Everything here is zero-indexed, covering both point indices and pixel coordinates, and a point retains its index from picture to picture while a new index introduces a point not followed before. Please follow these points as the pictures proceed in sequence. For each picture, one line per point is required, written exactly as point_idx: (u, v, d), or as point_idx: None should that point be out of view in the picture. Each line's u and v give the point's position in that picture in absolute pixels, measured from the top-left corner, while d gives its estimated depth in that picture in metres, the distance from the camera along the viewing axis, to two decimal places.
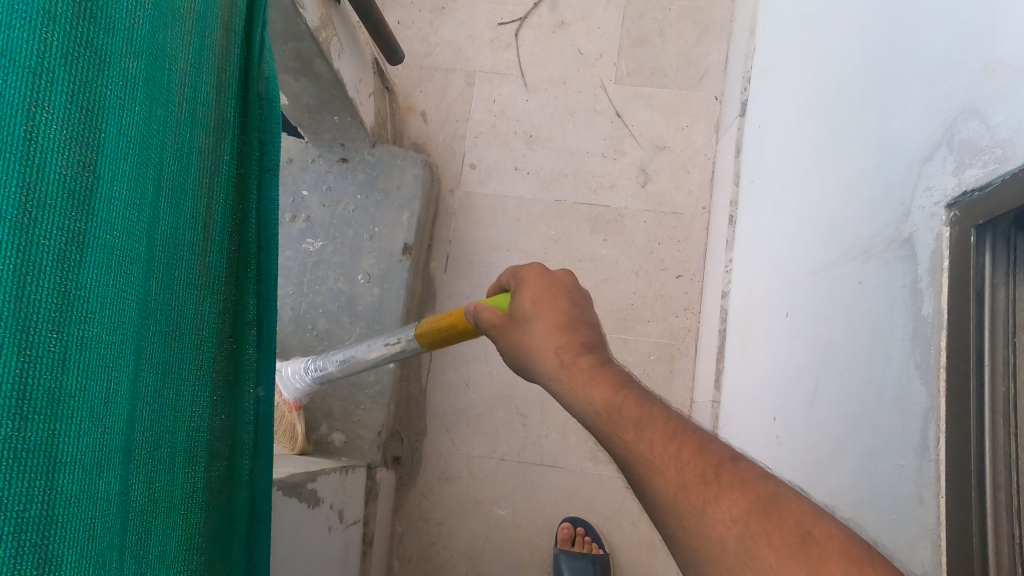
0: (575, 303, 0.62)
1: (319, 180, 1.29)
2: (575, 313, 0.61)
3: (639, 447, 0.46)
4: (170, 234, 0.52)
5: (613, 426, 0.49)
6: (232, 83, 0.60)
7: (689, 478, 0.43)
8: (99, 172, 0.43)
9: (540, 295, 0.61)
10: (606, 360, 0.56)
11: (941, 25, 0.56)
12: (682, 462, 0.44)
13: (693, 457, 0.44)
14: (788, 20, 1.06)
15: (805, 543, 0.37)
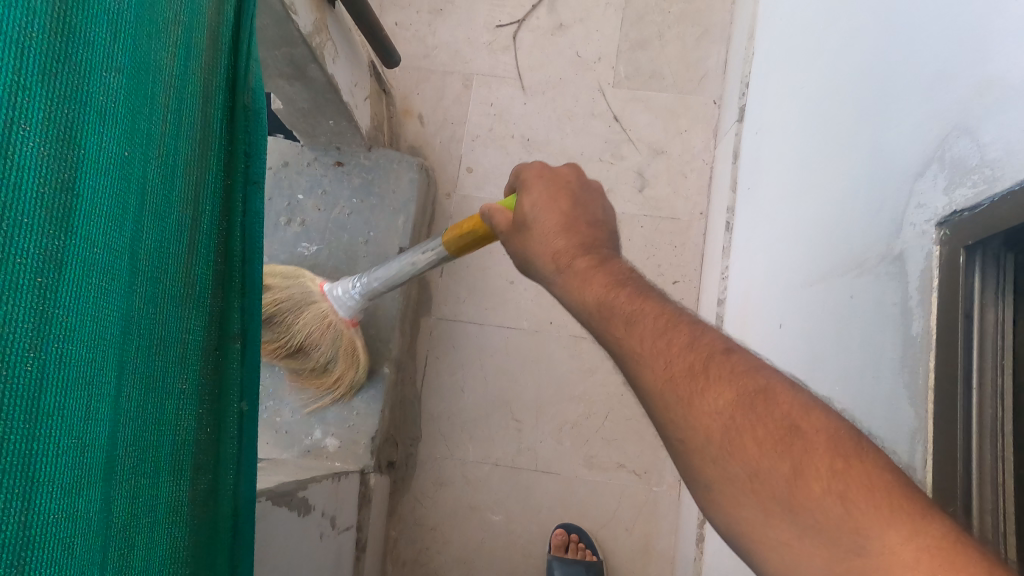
0: (584, 210, 0.65)
1: (315, 184, 1.28)
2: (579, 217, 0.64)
3: (630, 341, 0.50)
4: (154, 248, 0.51)
5: (603, 323, 0.53)
6: (218, 94, 0.60)
7: (678, 370, 0.46)
8: (78, 189, 0.42)
9: (540, 198, 0.64)
10: (603, 263, 0.59)
11: (935, 40, 0.55)
12: (672, 357, 0.47)
13: (684, 351, 0.47)
14: (787, 26, 1.05)
15: (789, 438, 0.41)
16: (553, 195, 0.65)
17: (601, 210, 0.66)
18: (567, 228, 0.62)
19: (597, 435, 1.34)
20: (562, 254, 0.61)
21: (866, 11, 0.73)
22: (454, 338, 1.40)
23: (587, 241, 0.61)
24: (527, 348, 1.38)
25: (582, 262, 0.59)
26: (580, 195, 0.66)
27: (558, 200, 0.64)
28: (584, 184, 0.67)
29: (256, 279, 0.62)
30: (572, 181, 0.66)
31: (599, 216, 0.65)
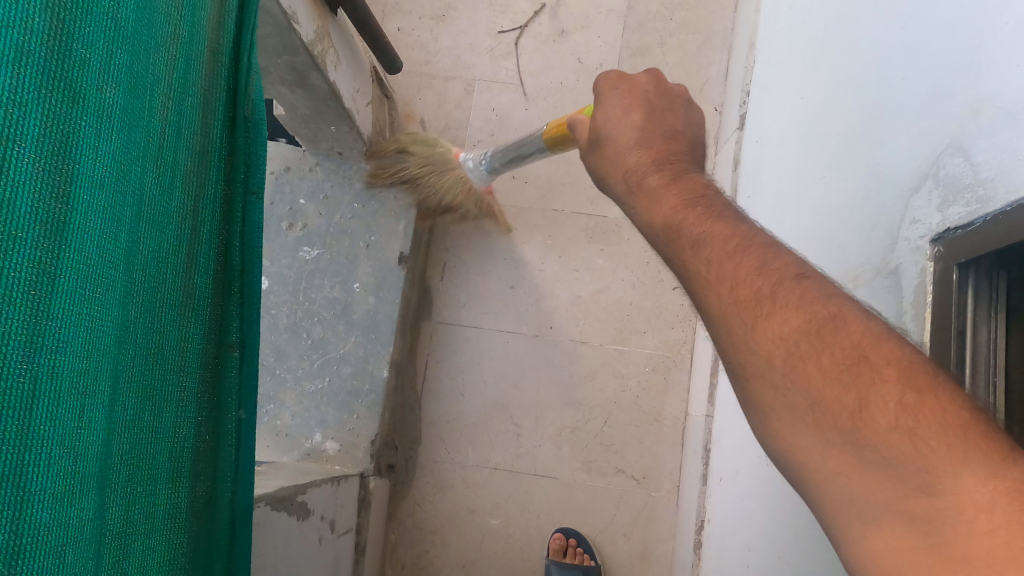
0: (660, 119, 0.62)
1: (316, 189, 1.29)
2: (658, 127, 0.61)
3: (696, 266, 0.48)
4: (151, 258, 0.52)
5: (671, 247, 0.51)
6: (219, 106, 0.60)
7: (743, 296, 0.44)
8: (73, 203, 0.43)
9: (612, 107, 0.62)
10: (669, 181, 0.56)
11: (933, 58, 0.56)
12: (740, 280, 0.45)
13: (753, 276, 0.45)
14: (787, 37, 1.06)
15: (859, 368, 0.39)
16: (630, 107, 0.62)
17: (682, 120, 0.63)
18: (645, 143, 0.59)
19: (596, 440, 1.34)
20: (635, 171, 0.58)
21: (863, 26, 0.74)
22: (455, 342, 1.40)
23: (663, 156, 0.58)
24: (527, 353, 1.38)
25: (658, 177, 0.56)
26: (657, 105, 0.63)
27: (634, 114, 0.61)
28: (662, 93, 0.64)
29: (255, 289, 0.62)
30: (649, 92, 0.63)
31: (679, 127, 0.62)
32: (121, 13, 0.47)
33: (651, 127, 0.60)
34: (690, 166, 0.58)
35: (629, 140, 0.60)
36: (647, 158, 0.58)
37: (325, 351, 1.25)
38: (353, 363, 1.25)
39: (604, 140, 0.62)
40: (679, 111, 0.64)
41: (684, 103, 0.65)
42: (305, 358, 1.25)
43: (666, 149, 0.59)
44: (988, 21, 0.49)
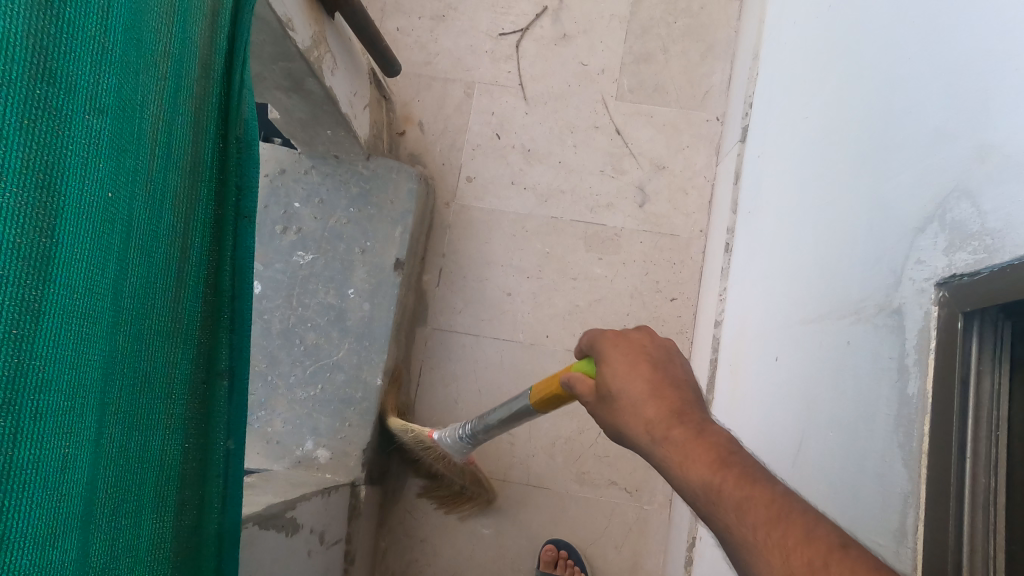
0: (664, 370, 0.57)
1: (312, 193, 1.27)
2: (665, 380, 0.56)
3: (742, 529, 0.42)
4: (141, 286, 0.50)
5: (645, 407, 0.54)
6: (210, 125, 0.59)
7: (795, 565, 0.39)
8: (58, 237, 0.41)
9: (618, 368, 0.58)
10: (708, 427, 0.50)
11: (940, 93, 0.55)
12: (791, 548, 0.40)
13: (801, 542, 0.40)
14: (792, 52, 1.05)
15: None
16: (641, 366, 0.57)
17: (680, 369, 0.59)
18: (656, 392, 0.54)
19: (590, 452, 1.34)
20: (656, 423, 0.52)
21: (868, 53, 0.73)
22: (450, 350, 1.39)
23: (677, 407, 0.53)
24: (521, 362, 1.37)
25: (682, 430, 0.51)
26: (661, 362, 0.58)
27: (642, 367, 0.57)
28: (659, 349, 0.60)
29: (246, 316, 0.61)
30: (646, 346, 0.60)
31: (682, 376, 0.58)
32: (108, 36, 0.45)
33: (659, 379, 0.56)
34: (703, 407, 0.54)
35: (641, 390, 0.55)
36: (665, 410, 0.53)
37: (317, 358, 1.23)
38: (346, 371, 1.23)
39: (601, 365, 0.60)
40: (674, 362, 0.60)
41: (676, 350, 0.61)
42: (297, 364, 1.23)
43: (680, 399, 0.54)
44: (996, 64, 0.48)
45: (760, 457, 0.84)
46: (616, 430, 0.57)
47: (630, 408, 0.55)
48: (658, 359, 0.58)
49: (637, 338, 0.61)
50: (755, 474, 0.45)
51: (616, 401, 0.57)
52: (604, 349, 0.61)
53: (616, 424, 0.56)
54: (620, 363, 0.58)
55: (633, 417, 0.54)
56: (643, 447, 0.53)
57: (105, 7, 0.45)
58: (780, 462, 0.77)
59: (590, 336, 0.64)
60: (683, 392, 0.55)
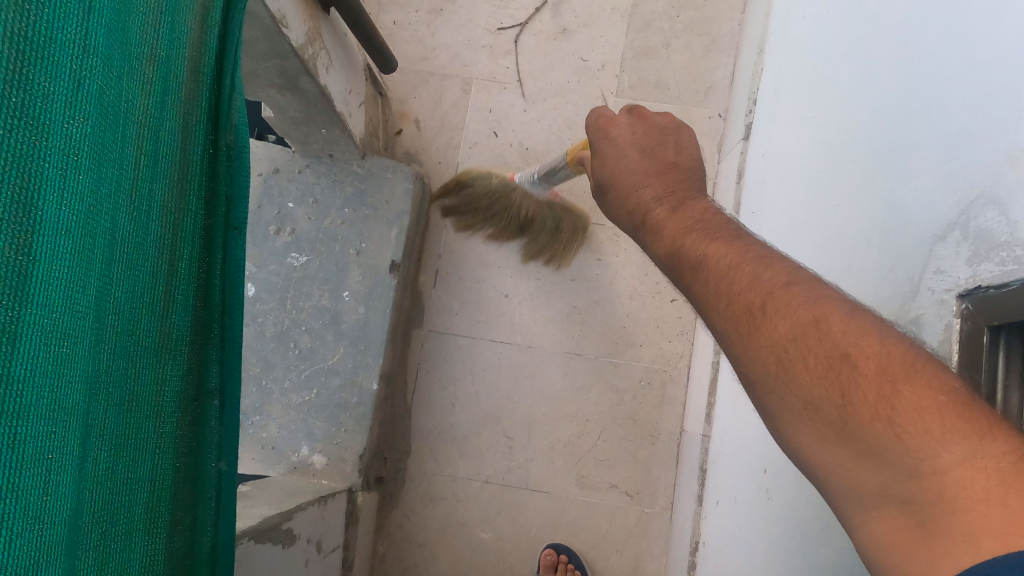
0: (653, 150, 0.65)
1: (306, 192, 1.23)
2: (653, 161, 0.64)
3: (699, 287, 0.50)
4: (126, 300, 0.48)
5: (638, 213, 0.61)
6: (198, 129, 0.56)
7: (740, 309, 0.46)
8: (36, 253, 0.39)
9: (612, 159, 0.66)
10: (692, 220, 0.56)
11: (965, 94, 0.53)
12: (736, 297, 0.47)
13: (745, 291, 0.46)
14: (801, 49, 1.03)
15: (836, 366, 0.40)
16: (628, 157, 0.65)
17: (672, 150, 0.65)
18: (642, 178, 0.62)
19: (589, 455, 1.32)
20: (641, 208, 0.61)
21: (881, 54, 0.71)
22: (448, 352, 1.37)
23: (661, 190, 0.61)
24: (520, 364, 1.35)
25: (661, 211, 0.59)
26: (649, 146, 0.65)
27: (632, 158, 0.65)
28: (649, 131, 0.66)
29: (235, 331, 0.57)
30: (637, 134, 0.66)
31: (673, 162, 0.64)
32: (90, 38, 0.43)
33: (646, 165, 0.63)
34: (690, 194, 0.60)
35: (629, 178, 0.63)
36: (652, 194, 0.61)
37: (312, 361, 1.21)
38: (342, 375, 1.21)
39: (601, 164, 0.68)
40: (668, 142, 0.66)
41: (671, 133, 0.67)
42: (292, 368, 1.21)
43: (664, 179, 0.62)
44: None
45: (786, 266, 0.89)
46: (613, 216, 0.67)
47: (622, 197, 0.64)
48: (647, 148, 0.65)
49: (626, 122, 0.67)
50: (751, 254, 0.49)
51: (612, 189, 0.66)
52: (600, 145, 0.68)
53: (613, 216, 0.67)
54: (611, 150, 0.67)
55: (624, 200, 0.63)
56: (633, 232, 0.63)
57: (86, 8, 0.42)
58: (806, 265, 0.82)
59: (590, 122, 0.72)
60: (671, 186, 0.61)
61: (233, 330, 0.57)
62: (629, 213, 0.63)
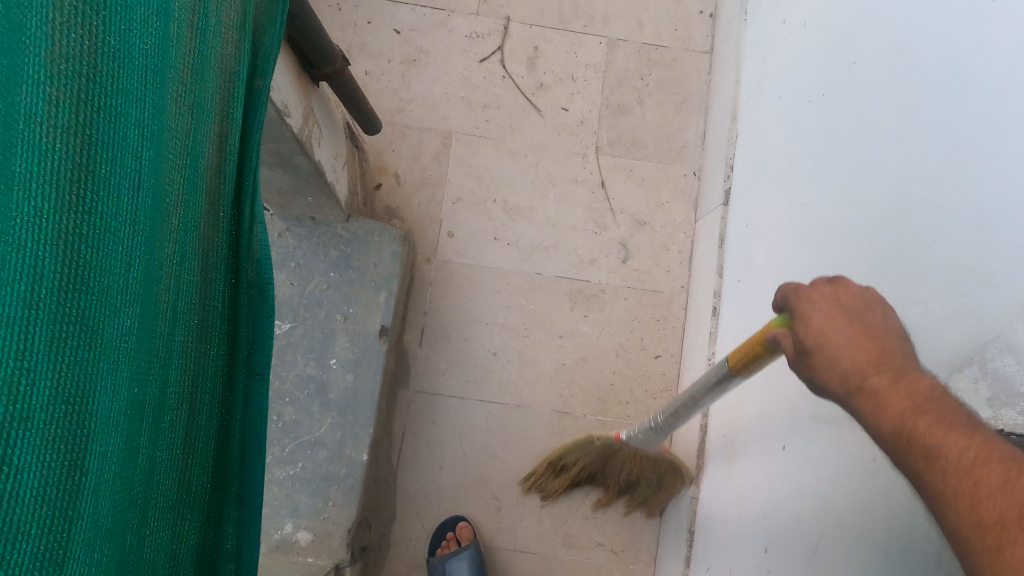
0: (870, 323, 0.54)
1: (287, 256, 1.19)
2: (871, 332, 0.53)
3: (934, 479, 0.42)
4: (148, 466, 0.47)
5: (830, 359, 0.53)
6: (218, 265, 0.54)
7: (854, 369, 0.51)
8: (89, 459, 0.38)
9: (822, 323, 0.55)
10: (914, 380, 0.48)
11: (967, 236, 0.63)
12: (983, 496, 0.38)
13: (993, 491, 0.38)
14: (777, 133, 1.11)
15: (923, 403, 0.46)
16: (839, 322, 0.54)
17: (883, 316, 0.54)
18: (856, 343, 0.52)
19: (577, 513, 1.33)
20: (853, 371, 0.51)
21: (878, 171, 0.79)
22: (434, 413, 1.34)
23: (879, 356, 0.51)
24: (508, 424, 1.35)
25: (879, 375, 0.49)
26: (856, 310, 0.55)
27: (838, 319, 0.54)
28: (857, 296, 0.56)
29: (255, 487, 0.57)
30: (841, 298, 0.56)
31: (883, 328, 0.53)
32: (141, 218, 0.42)
33: (857, 329, 0.53)
34: (908, 364, 0.50)
35: (840, 338, 0.53)
36: (862, 358, 0.51)
37: (297, 435, 1.16)
38: (329, 447, 1.16)
39: (810, 342, 0.55)
40: (875, 309, 0.55)
41: (878, 299, 0.56)
42: (275, 442, 1.16)
43: (878, 346, 0.52)
44: None
45: None
46: (810, 381, 0.55)
47: (828, 359, 0.53)
48: (862, 308, 0.55)
49: (829, 288, 0.57)
50: (869, 331, 0.53)
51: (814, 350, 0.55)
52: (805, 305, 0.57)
53: (813, 380, 0.55)
54: (813, 310, 0.56)
55: (830, 365, 0.53)
56: (838, 398, 0.52)
57: (139, 189, 0.41)
58: None
59: (782, 288, 0.61)
60: (889, 344, 0.52)
61: (252, 485, 0.57)
62: (839, 376, 0.52)
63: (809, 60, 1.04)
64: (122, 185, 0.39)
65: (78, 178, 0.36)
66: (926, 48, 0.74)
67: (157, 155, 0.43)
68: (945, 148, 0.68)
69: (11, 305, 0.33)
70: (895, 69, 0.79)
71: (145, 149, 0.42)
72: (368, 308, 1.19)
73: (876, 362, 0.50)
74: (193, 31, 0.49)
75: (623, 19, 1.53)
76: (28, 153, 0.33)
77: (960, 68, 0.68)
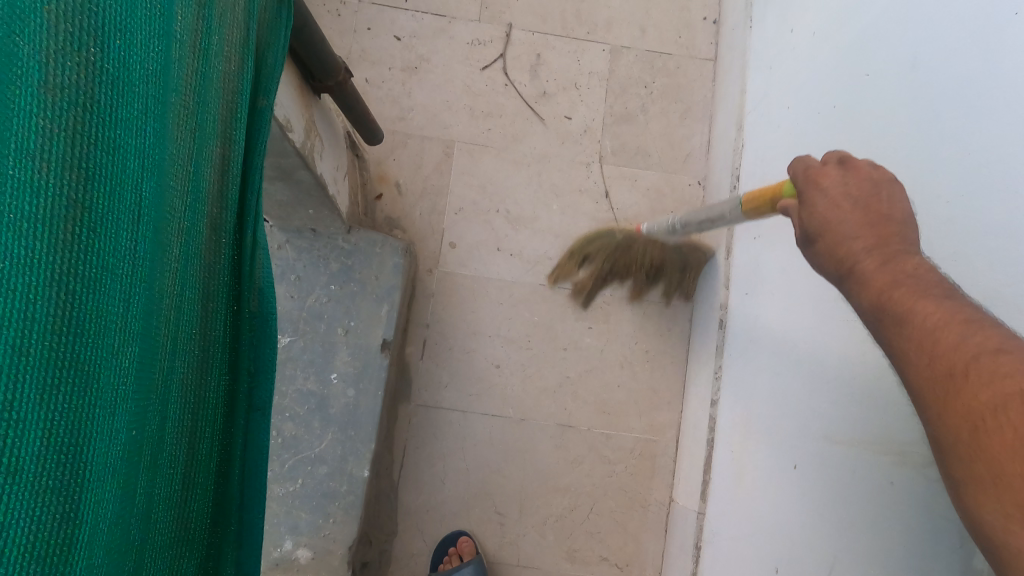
0: (874, 205, 0.55)
1: (287, 269, 1.17)
2: (873, 218, 0.55)
3: (909, 360, 0.46)
4: (148, 505, 0.45)
5: (830, 241, 0.56)
6: (220, 294, 0.53)
7: (848, 255, 0.54)
8: (83, 508, 0.37)
9: (824, 206, 0.57)
10: (903, 269, 0.50)
11: (990, 253, 0.62)
12: (937, 355, 0.44)
13: (947, 351, 0.43)
14: (784, 142, 1.09)
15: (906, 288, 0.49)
16: (840, 205, 0.56)
17: (890, 200, 0.55)
18: (855, 228, 0.54)
19: (581, 528, 1.31)
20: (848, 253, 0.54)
21: None
22: (436, 427, 1.32)
23: (876, 239, 0.53)
24: (511, 438, 1.33)
25: (871, 260, 0.52)
26: (861, 196, 0.56)
27: (842, 208, 0.56)
28: (865, 182, 0.57)
29: (254, 521, 0.58)
30: (849, 184, 0.57)
31: (887, 212, 0.55)
32: (138, 255, 0.40)
33: (859, 214, 0.55)
34: (906, 246, 0.52)
35: (839, 219, 0.56)
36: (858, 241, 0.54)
37: (297, 451, 1.14)
38: (330, 463, 1.14)
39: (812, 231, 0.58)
40: (883, 193, 0.57)
41: (888, 181, 0.57)
42: (274, 458, 1.14)
43: (874, 229, 0.54)
44: None
45: (790, 355, 0.97)
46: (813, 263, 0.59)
47: (834, 245, 0.55)
48: (868, 196, 0.56)
49: (839, 172, 0.58)
50: (870, 216, 0.54)
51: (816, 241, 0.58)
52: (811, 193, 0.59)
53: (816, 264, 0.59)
54: (821, 198, 0.58)
55: (831, 250, 0.56)
56: (836, 279, 0.56)
57: (136, 226, 0.40)
58: (816, 367, 0.89)
59: (794, 166, 0.63)
60: (889, 228, 0.54)
61: (252, 524, 0.57)
62: (836, 262, 0.55)
63: (818, 69, 1.02)
64: (119, 219, 0.38)
65: (74, 216, 0.35)
66: (942, 61, 0.72)
67: (156, 187, 0.42)
68: (966, 167, 0.66)
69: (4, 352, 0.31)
70: (909, 81, 0.78)
71: (144, 183, 0.41)
72: (369, 321, 1.17)
73: (877, 260, 0.52)
74: (194, 53, 0.47)
75: (626, 25, 1.51)
76: (23, 195, 0.32)
77: (979, 82, 0.66)
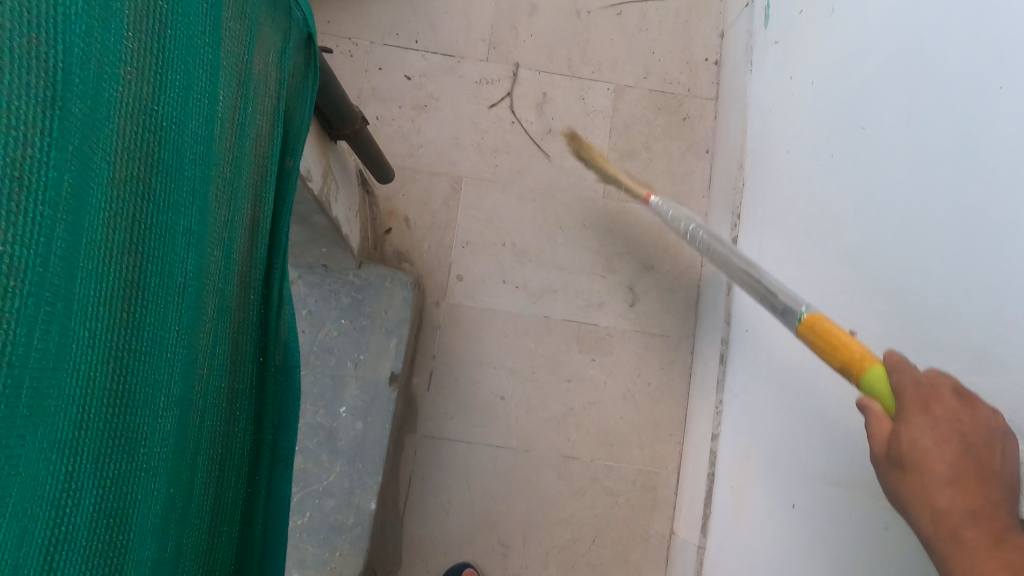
0: (984, 471, 0.47)
1: (299, 304, 1.20)
2: (984, 491, 0.46)
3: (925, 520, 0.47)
4: (178, 555, 0.47)
5: (925, 483, 0.47)
6: (247, 347, 0.56)
7: (949, 508, 0.46)
8: (124, 566, 0.39)
9: (930, 447, 0.47)
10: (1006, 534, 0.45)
11: (976, 314, 0.65)
12: (972, 549, 0.45)
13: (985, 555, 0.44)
14: (784, 186, 1.13)
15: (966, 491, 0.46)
16: (950, 450, 0.47)
17: (1002, 459, 0.48)
18: (960, 484, 0.46)
19: (584, 559, 1.32)
20: (949, 517, 0.46)
21: (889, 239, 0.81)
22: (441, 458, 1.34)
23: (983, 507, 0.46)
24: (516, 469, 1.34)
25: (978, 533, 0.45)
26: (974, 445, 0.47)
27: (951, 450, 0.47)
28: (980, 426, 0.48)
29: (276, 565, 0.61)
30: (964, 421, 0.48)
31: (996, 468, 0.47)
32: (180, 321, 0.43)
33: (965, 467, 0.47)
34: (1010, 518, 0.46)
35: (946, 475, 0.46)
36: (962, 504, 0.46)
37: (305, 483, 1.16)
38: (337, 496, 1.16)
39: (908, 466, 0.48)
40: (994, 446, 0.48)
41: (1000, 432, 0.49)
42: None
43: (983, 496, 0.46)
44: None
45: (788, 397, 1.00)
46: (892, 496, 0.50)
47: (919, 492, 0.47)
48: (981, 450, 0.47)
49: (956, 402, 0.49)
50: (976, 471, 0.47)
51: (920, 479, 0.47)
52: (914, 421, 0.49)
53: (898, 498, 0.49)
54: (924, 427, 0.48)
55: (921, 492, 0.47)
56: (920, 529, 0.48)
57: (178, 295, 0.42)
58: (814, 408, 0.92)
59: (903, 375, 0.51)
60: (996, 488, 0.47)
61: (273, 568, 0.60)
62: (930, 513, 0.47)
63: (816, 117, 1.05)
64: (165, 295, 0.41)
65: (129, 294, 0.37)
66: (934, 123, 0.76)
67: (197, 255, 0.45)
68: (957, 225, 0.69)
69: (68, 431, 0.34)
70: (904, 136, 0.81)
71: (186, 255, 0.43)
72: (377, 355, 1.20)
73: (954, 458, 0.47)
74: (232, 126, 0.50)
75: (629, 65, 1.55)
76: (93, 280, 0.34)
77: (968, 147, 0.69)
